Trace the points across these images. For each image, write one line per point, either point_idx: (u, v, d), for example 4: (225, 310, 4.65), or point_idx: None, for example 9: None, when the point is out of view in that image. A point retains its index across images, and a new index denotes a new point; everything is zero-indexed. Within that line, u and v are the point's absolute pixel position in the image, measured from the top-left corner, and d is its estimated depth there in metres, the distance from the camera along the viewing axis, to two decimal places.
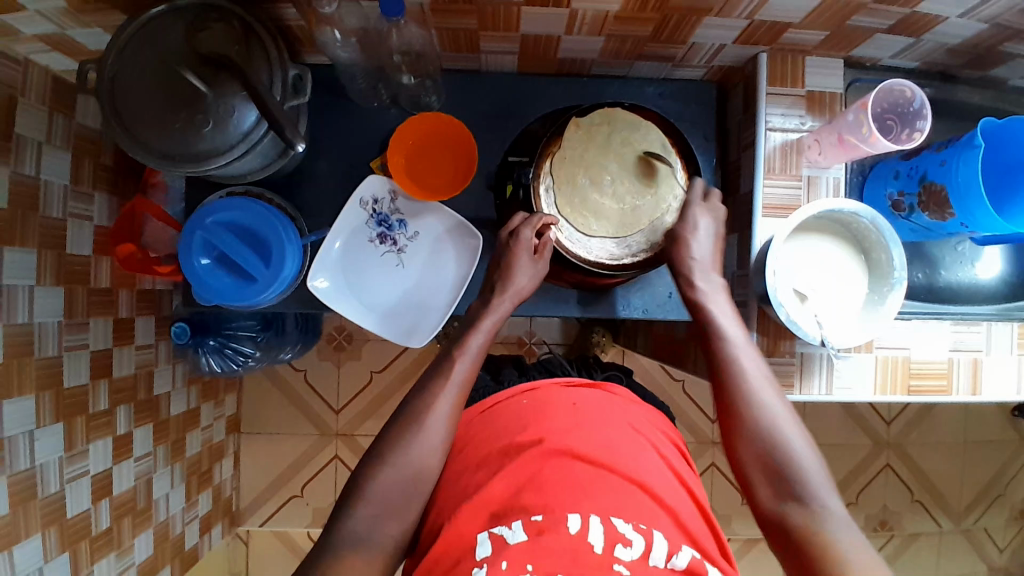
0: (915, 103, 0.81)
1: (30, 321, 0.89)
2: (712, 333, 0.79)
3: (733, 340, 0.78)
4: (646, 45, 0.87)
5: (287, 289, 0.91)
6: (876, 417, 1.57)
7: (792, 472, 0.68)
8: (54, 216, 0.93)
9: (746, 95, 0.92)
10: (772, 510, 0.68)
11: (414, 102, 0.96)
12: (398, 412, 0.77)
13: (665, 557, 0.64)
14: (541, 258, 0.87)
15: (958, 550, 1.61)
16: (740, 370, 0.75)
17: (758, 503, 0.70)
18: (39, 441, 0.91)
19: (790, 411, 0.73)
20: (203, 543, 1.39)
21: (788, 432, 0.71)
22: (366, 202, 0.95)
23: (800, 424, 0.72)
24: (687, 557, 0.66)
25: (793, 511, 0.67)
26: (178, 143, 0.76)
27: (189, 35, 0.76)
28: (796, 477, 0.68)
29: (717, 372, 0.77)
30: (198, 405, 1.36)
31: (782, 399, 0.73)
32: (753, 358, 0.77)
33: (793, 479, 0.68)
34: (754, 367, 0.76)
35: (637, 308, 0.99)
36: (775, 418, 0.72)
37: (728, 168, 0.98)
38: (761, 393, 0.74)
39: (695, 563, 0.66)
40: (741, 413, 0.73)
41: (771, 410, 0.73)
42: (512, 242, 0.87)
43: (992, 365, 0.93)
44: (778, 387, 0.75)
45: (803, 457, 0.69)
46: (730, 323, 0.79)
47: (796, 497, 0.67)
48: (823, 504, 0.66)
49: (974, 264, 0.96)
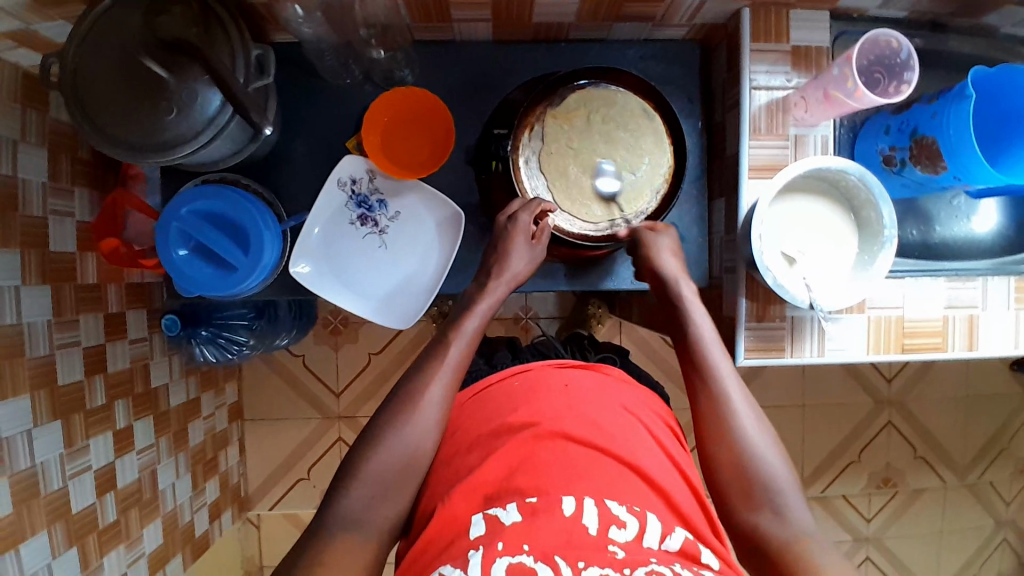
0: (901, 55, 0.77)
1: (19, 321, 0.89)
2: (691, 340, 0.80)
3: (704, 337, 0.80)
4: (622, 5, 0.84)
5: (269, 277, 0.90)
6: (877, 376, 1.56)
7: (764, 483, 0.71)
8: (34, 214, 0.92)
9: (730, 53, 0.89)
10: (746, 521, 0.70)
11: (387, 77, 0.93)
12: (389, 396, 0.77)
13: (658, 539, 0.65)
14: (539, 243, 0.85)
15: (963, 504, 1.61)
16: (713, 370, 0.77)
17: (731, 513, 0.72)
18: (37, 440, 0.92)
19: (756, 410, 0.76)
20: (213, 530, 1.41)
21: (755, 435, 0.73)
22: (344, 183, 0.93)
23: (769, 435, 0.75)
24: (679, 539, 0.66)
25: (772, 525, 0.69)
26: (144, 134, 0.74)
27: (147, 20, 0.73)
28: (768, 488, 0.71)
29: (697, 387, 0.78)
30: (198, 395, 1.37)
31: (754, 412, 0.75)
32: (730, 371, 0.78)
33: (765, 490, 0.70)
34: (730, 379, 0.77)
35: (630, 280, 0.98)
36: (748, 434, 0.73)
37: (714, 130, 0.96)
38: (729, 389, 0.76)
39: (688, 544, 0.66)
40: (709, 417, 0.75)
41: (741, 419, 0.74)
42: (509, 226, 0.85)
43: (989, 322, 0.91)
44: (749, 397, 0.77)
45: (772, 469, 0.72)
46: (709, 333, 0.80)
47: (770, 508, 0.70)
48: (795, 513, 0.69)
49: (970, 218, 0.95)
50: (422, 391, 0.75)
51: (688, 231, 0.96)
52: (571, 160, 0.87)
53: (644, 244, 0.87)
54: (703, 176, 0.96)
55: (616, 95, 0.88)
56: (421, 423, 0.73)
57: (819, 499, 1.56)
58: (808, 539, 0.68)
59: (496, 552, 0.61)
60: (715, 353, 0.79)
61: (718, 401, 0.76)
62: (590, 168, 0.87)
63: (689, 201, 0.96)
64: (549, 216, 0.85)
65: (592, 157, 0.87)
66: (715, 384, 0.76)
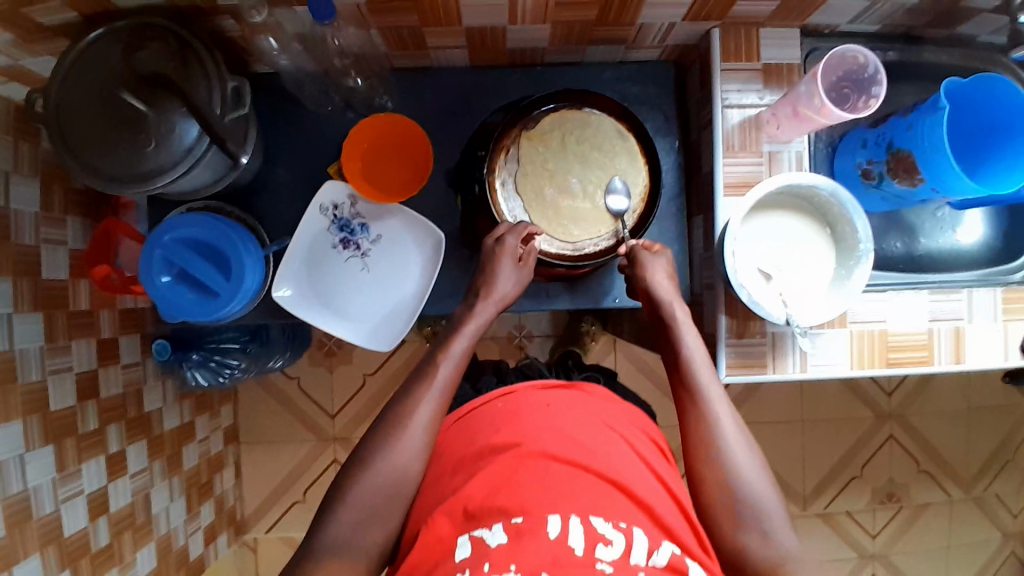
0: (869, 68, 0.78)
1: (11, 347, 0.91)
2: (679, 361, 0.80)
3: (694, 360, 0.79)
4: (593, 29, 0.85)
5: (252, 301, 0.91)
6: (876, 389, 1.54)
7: (753, 510, 0.70)
8: (27, 243, 0.95)
9: (703, 72, 0.90)
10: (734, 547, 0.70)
11: (367, 104, 0.95)
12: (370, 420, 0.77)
13: (645, 555, 0.64)
14: (526, 265, 0.85)
15: (969, 518, 1.58)
16: (703, 395, 0.77)
17: (719, 539, 0.71)
18: (30, 464, 0.93)
19: (746, 434, 0.75)
20: (208, 553, 1.41)
21: (745, 461, 0.73)
22: (326, 208, 0.94)
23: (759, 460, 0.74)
24: (667, 554, 0.65)
25: (761, 554, 0.69)
26: (123, 165, 0.76)
27: (127, 56, 0.75)
28: (757, 515, 0.70)
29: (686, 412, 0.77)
30: (193, 418, 1.38)
31: (744, 438, 0.74)
32: (719, 394, 0.77)
33: (753, 517, 0.70)
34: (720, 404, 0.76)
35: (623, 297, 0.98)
36: (738, 460, 0.73)
37: (691, 148, 0.96)
38: (719, 413, 0.76)
39: (676, 560, 0.65)
40: (698, 442, 0.75)
41: (732, 446, 0.74)
42: (495, 248, 0.84)
43: (975, 334, 0.90)
44: (739, 421, 0.76)
45: (761, 495, 0.71)
46: (697, 354, 0.80)
47: (758, 535, 0.69)
48: (783, 539, 0.69)
49: (955, 230, 0.95)
50: (402, 414, 0.75)
51: (669, 249, 0.96)
52: (545, 184, 0.88)
53: (639, 264, 0.86)
54: (682, 194, 0.97)
55: (591, 118, 0.89)
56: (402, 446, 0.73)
57: (821, 516, 1.53)
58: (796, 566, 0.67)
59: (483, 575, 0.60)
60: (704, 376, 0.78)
61: (709, 426, 0.75)
62: (565, 190, 0.89)
63: (668, 219, 0.96)
64: (534, 239, 0.86)
65: (564, 179, 0.89)
66: (706, 408, 0.76)
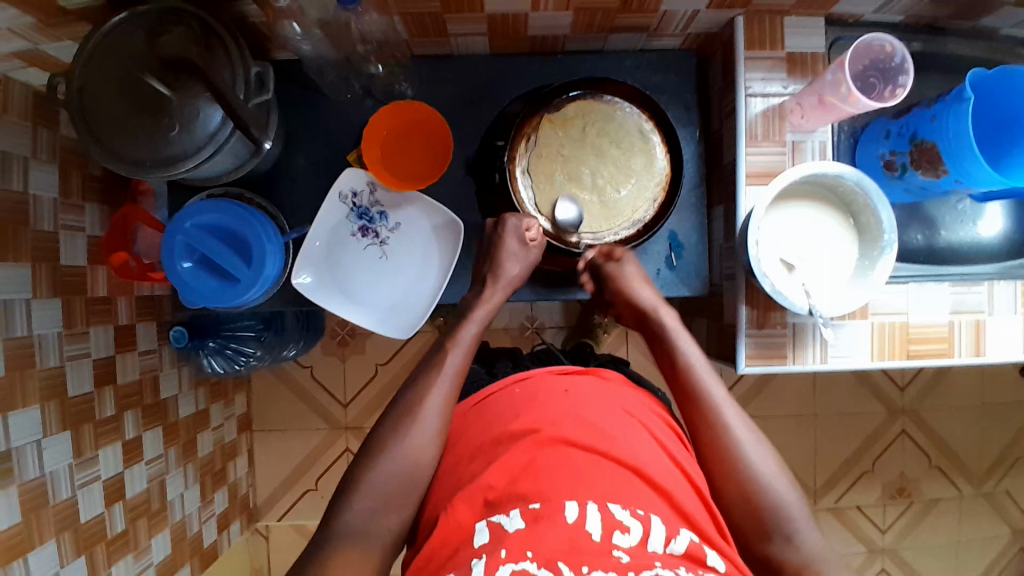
0: (896, 58, 0.77)
1: (30, 333, 0.92)
2: (682, 369, 0.80)
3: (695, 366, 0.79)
4: (616, 16, 0.85)
5: (273, 288, 0.91)
6: (888, 383, 1.54)
7: (774, 512, 0.70)
8: (46, 229, 0.95)
9: (725, 61, 0.89)
10: (760, 550, 0.71)
11: (387, 91, 0.95)
12: (389, 405, 0.77)
13: (663, 542, 0.64)
14: (534, 245, 0.86)
15: (980, 514, 1.58)
16: (708, 399, 0.77)
17: (746, 543, 0.72)
18: (47, 449, 0.94)
19: (754, 430, 0.75)
20: (221, 540, 1.42)
21: (755, 454, 0.73)
22: (345, 196, 0.94)
23: (776, 460, 0.74)
24: (685, 542, 0.65)
25: (782, 550, 0.70)
26: (147, 149, 0.76)
27: (151, 40, 0.75)
28: (779, 518, 0.70)
29: (694, 421, 0.77)
30: (207, 406, 1.38)
31: (756, 441, 0.74)
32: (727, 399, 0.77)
33: (775, 520, 0.70)
34: (730, 411, 0.76)
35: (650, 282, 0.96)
36: (754, 463, 0.73)
37: (712, 138, 0.96)
38: (729, 418, 0.76)
39: (694, 547, 0.65)
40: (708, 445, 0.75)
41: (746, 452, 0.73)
42: (499, 229, 0.86)
43: (995, 327, 0.90)
44: (752, 425, 0.76)
45: (783, 497, 0.71)
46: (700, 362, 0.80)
47: (782, 537, 0.70)
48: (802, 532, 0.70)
49: (976, 223, 0.94)
50: (425, 401, 0.75)
51: (688, 238, 0.96)
52: (563, 173, 0.88)
53: (615, 275, 0.87)
54: (701, 184, 0.96)
55: (614, 111, 0.89)
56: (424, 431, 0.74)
57: (832, 511, 1.53)
58: None
59: (500, 560, 0.61)
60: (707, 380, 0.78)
61: (718, 428, 0.75)
62: (583, 181, 0.88)
63: (687, 209, 0.96)
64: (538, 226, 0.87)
65: (581, 168, 0.88)
66: (712, 412, 0.76)
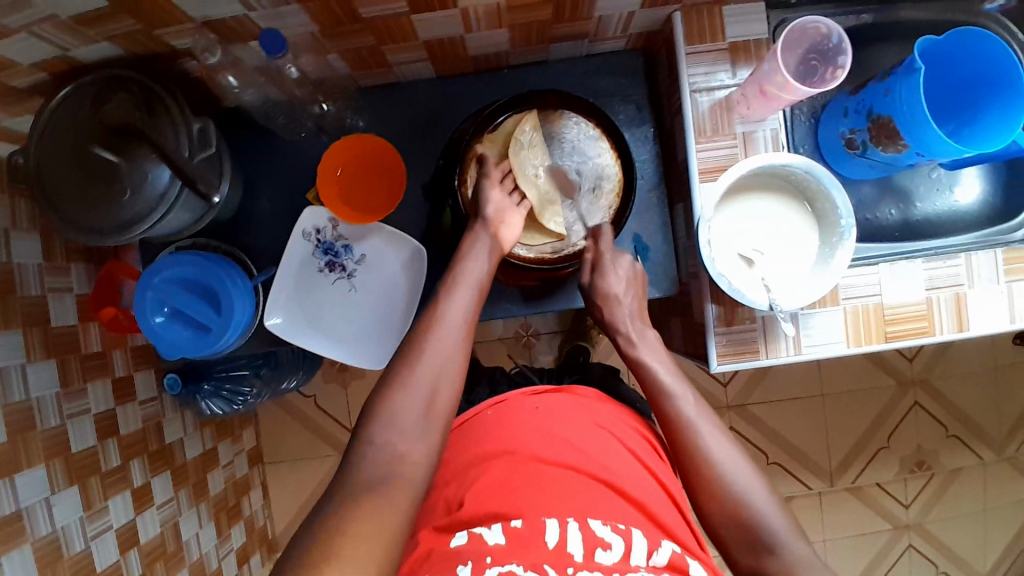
0: (833, 38, 0.76)
1: (27, 397, 0.95)
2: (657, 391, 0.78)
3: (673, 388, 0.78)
4: (551, 26, 0.84)
5: (246, 332, 0.93)
6: (896, 355, 1.50)
7: (757, 522, 0.68)
8: (33, 294, 0.98)
9: (670, 58, 0.88)
10: (749, 563, 0.68)
11: (340, 126, 0.96)
12: (382, 372, 0.70)
13: (646, 556, 0.65)
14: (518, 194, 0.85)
15: (1005, 480, 1.53)
16: (681, 416, 0.76)
17: (736, 561, 0.69)
18: (56, 506, 0.97)
19: (737, 449, 0.73)
20: (243, 573, 1.45)
21: (741, 479, 0.71)
22: (309, 234, 0.95)
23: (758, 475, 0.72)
24: (666, 553, 0.67)
25: (768, 560, 0.67)
26: (101, 216, 0.78)
27: (95, 110, 0.77)
28: (763, 528, 0.68)
29: (674, 442, 0.76)
30: (214, 444, 1.41)
31: (737, 456, 0.73)
32: (706, 417, 0.76)
33: (761, 530, 0.68)
34: (709, 429, 0.75)
35: None
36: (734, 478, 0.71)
37: (667, 135, 0.95)
38: (706, 437, 0.74)
39: (676, 558, 0.67)
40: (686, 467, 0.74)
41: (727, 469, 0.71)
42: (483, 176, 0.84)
43: (978, 300, 0.87)
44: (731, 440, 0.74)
45: (765, 510, 0.69)
46: (674, 381, 0.78)
47: (769, 548, 0.67)
48: (792, 545, 0.67)
49: (952, 190, 0.92)
50: (420, 385, 0.67)
51: (653, 241, 0.95)
52: None
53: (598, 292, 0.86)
54: (661, 184, 0.95)
55: (556, 121, 0.89)
56: (422, 419, 0.66)
57: (851, 490, 1.50)
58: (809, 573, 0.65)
59: (485, 566, 0.61)
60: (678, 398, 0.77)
61: (698, 450, 0.73)
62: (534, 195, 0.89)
63: (649, 209, 0.95)
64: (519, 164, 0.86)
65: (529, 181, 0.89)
66: (687, 431, 0.75)
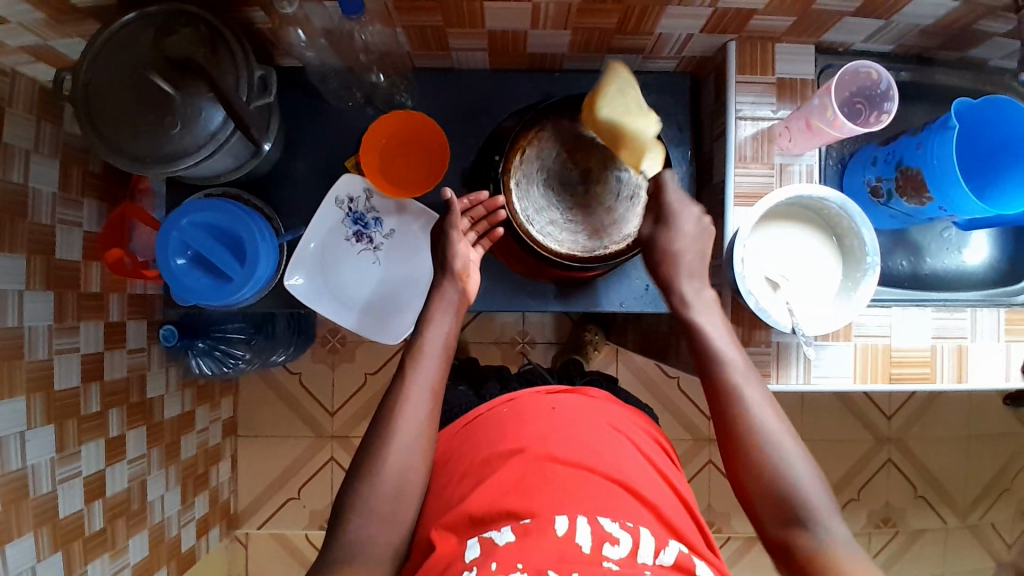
0: (882, 84, 0.80)
1: (19, 324, 0.91)
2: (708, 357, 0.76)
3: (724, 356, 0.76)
4: (613, 37, 0.87)
5: (264, 288, 0.92)
6: (875, 410, 1.54)
7: (797, 495, 0.67)
8: (43, 222, 0.96)
9: (718, 84, 0.92)
10: (777, 533, 0.68)
11: (388, 101, 0.97)
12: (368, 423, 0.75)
13: (652, 554, 0.64)
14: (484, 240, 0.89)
15: (963, 546, 1.57)
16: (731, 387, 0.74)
17: (766, 529, 0.69)
18: (29, 442, 0.93)
19: (782, 420, 0.72)
20: (200, 545, 1.40)
21: (785, 452, 0.70)
22: (342, 201, 0.95)
23: (803, 448, 0.71)
24: (674, 553, 0.66)
25: (802, 537, 0.66)
26: (146, 145, 0.77)
27: (158, 39, 0.77)
28: (800, 501, 0.67)
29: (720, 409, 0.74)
30: (193, 408, 1.38)
31: (783, 427, 0.71)
32: (755, 386, 0.74)
33: (797, 504, 0.67)
34: (757, 399, 0.73)
35: (636, 297, 0.99)
36: (778, 451, 0.70)
37: (703, 158, 0.98)
38: (754, 405, 0.72)
39: (682, 558, 0.66)
40: (743, 464, 0.70)
41: (772, 440, 0.70)
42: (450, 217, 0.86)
43: (977, 352, 0.91)
44: (779, 412, 0.73)
45: (805, 482, 0.68)
46: (728, 349, 0.76)
47: (802, 522, 0.67)
48: (828, 524, 0.66)
49: (962, 251, 0.97)
50: (404, 444, 0.72)
51: None
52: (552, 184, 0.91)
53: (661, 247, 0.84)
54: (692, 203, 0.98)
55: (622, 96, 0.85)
56: (405, 439, 0.69)
57: None
58: (846, 554, 0.64)
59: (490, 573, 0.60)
60: (747, 388, 0.74)
61: (743, 418, 0.72)
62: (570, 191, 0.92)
63: None
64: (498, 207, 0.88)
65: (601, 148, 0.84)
66: (736, 402, 0.73)
